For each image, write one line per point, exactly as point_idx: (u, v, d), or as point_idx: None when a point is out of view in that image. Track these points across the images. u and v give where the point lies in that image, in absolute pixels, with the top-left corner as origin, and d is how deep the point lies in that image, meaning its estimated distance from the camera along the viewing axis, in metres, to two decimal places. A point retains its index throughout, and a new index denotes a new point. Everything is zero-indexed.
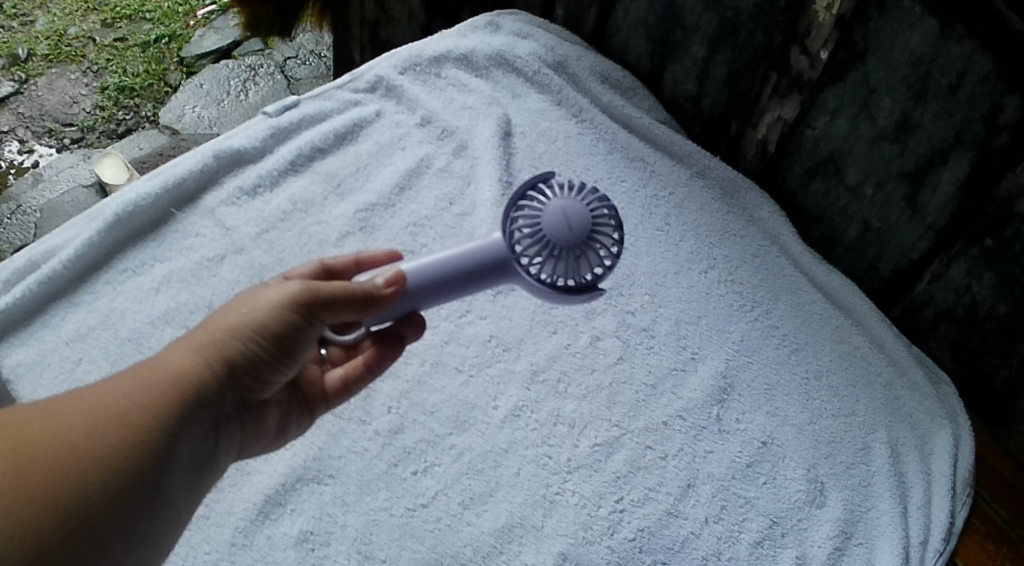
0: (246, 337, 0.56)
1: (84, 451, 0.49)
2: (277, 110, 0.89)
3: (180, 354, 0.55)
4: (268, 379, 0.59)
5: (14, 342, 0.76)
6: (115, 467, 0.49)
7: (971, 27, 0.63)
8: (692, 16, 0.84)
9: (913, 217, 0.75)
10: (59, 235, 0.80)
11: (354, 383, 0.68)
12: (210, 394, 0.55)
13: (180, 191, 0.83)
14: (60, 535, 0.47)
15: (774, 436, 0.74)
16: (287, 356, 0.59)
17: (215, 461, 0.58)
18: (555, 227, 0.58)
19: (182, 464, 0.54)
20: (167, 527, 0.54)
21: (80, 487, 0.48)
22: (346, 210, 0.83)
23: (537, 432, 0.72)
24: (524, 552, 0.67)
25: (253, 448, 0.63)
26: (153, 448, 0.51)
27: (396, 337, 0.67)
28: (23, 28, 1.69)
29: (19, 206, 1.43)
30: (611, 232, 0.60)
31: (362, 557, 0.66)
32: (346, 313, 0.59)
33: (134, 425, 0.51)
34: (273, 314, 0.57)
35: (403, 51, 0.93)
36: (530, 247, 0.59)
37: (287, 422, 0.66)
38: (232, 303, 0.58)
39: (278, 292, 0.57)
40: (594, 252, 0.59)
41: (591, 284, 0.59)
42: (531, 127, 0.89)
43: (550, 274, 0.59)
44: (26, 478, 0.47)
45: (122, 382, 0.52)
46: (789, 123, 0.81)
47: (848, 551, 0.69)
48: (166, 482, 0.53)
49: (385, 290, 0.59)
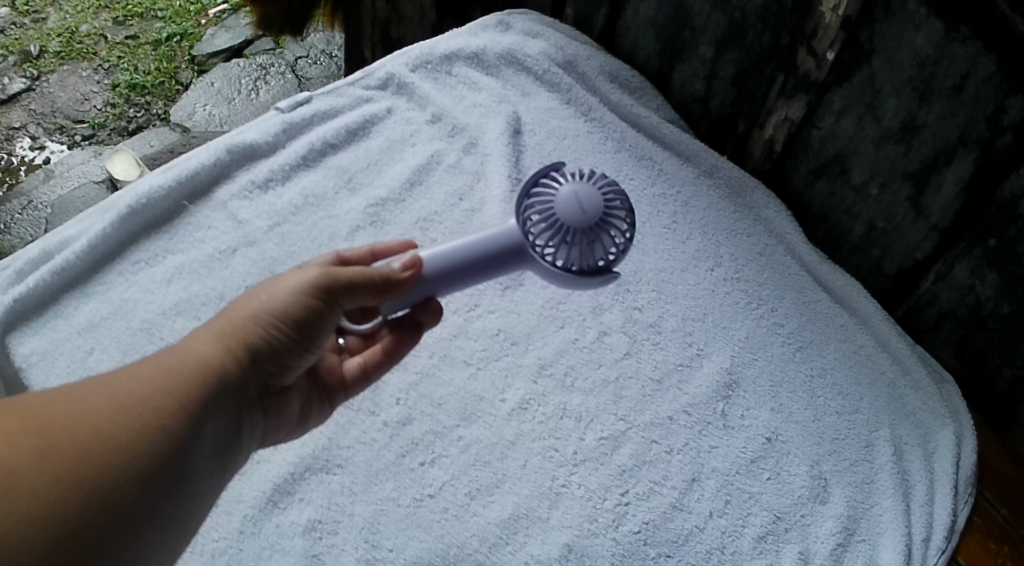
0: (268, 323, 0.57)
1: (107, 433, 0.50)
2: (289, 106, 0.90)
3: (202, 340, 0.56)
4: (290, 365, 0.60)
5: (26, 331, 0.77)
6: (139, 449, 0.51)
7: (975, 28, 0.64)
8: (700, 17, 0.85)
9: (917, 217, 0.76)
10: (72, 227, 0.81)
11: (373, 371, 0.69)
12: (233, 379, 0.56)
13: (192, 184, 0.84)
14: (85, 514, 0.48)
15: (778, 432, 0.75)
16: (309, 341, 0.60)
17: (238, 446, 0.59)
18: (568, 212, 0.60)
19: (206, 447, 0.55)
20: (190, 509, 0.55)
21: (105, 469, 0.49)
22: (357, 204, 0.85)
23: (544, 425, 0.73)
24: (529, 543, 0.67)
25: (276, 434, 0.65)
26: (176, 432, 0.52)
27: (414, 325, 0.68)
28: (35, 25, 1.72)
29: (30, 202, 1.45)
30: (623, 215, 0.62)
31: (370, 546, 0.67)
32: (364, 298, 0.60)
33: (157, 408, 0.52)
34: (294, 300, 0.58)
35: (414, 50, 0.94)
36: (544, 233, 0.61)
37: (309, 409, 0.67)
38: (253, 290, 0.59)
39: (297, 277, 0.58)
40: (607, 235, 0.61)
41: (605, 266, 0.61)
42: (540, 125, 0.90)
43: (565, 258, 0.61)
44: (51, 460, 0.48)
45: (145, 368, 0.54)
46: (796, 123, 0.82)
47: (850, 547, 0.70)
48: (190, 466, 0.54)
49: (402, 273, 0.60)
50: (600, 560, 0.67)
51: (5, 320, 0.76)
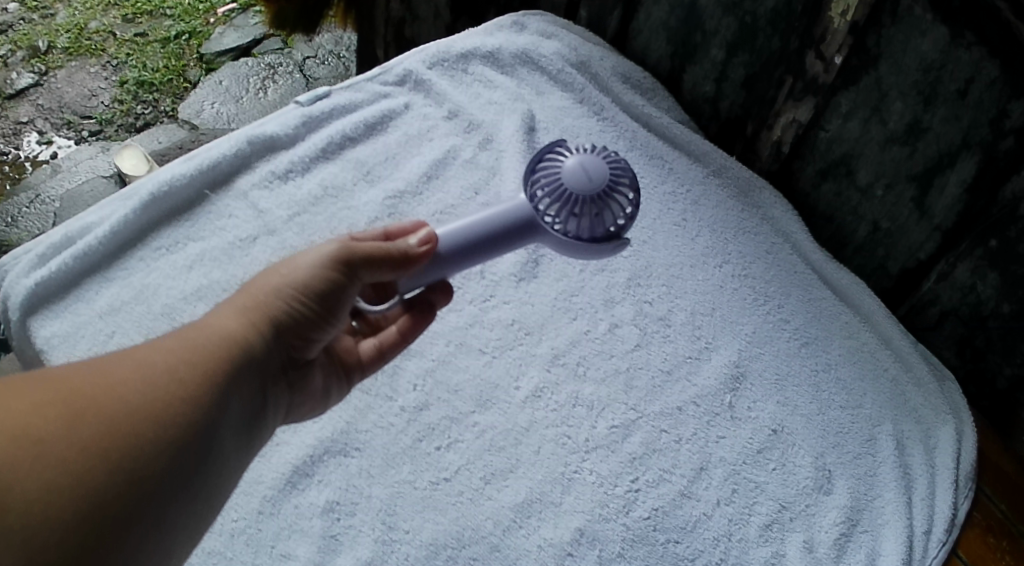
0: (290, 297, 0.60)
1: (135, 405, 0.52)
2: (309, 100, 0.92)
3: (225, 317, 0.59)
4: (311, 339, 0.63)
5: (48, 314, 0.78)
6: (167, 421, 0.52)
7: (980, 35, 0.66)
8: (712, 20, 0.87)
9: (921, 217, 0.78)
10: (94, 213, 0.83)
11: (388, 350, 0.71)
12: (257, 353, 0.59)
13: (213, 173, 0.86)
14: (115, 485, 0.49)
15: (784, 425, 0.77)
16: (330, 314, 0.62)
17: (262, 421, 0.61)
18: (575, 183, 0.63)
19: (231, 421, 0.56)
20: (216, 482, 0.56)
21: (134, 439, 0.51)
22: (375, 197, 0.87)
23: (557, 413, 0.75)
24: (542, 526, 0.69)
25: (299, 409, 0.66)
26: (202, 404, 0.54)
27: (426, 304, 0.70)
28: (44, 20, 1.73)
29: (38, 196, 1.46)
30: (627, 183, 0.64)
31: (386, 527, 0.68)
32: (381, 273, 0.63)
33: (183, 380, 0.54)
34: (314, 274, 0.61)
35: (432, 47, 0.97)
36: (552, 205, 0.63)
37: (330, 386, 0.68)
38: (272, 268, 0.62)
39: (316, 252, 0.61)
40: (615, 203, 0.63)
41: (616, 233, 0.63)
42: (554, 123, 0.92)
43: (575, 229, 0.63)
44: (79, 430, 0.49)
45: (169, 343, 0.56)
46: (803, 124, 0.84)
47: (854, 537, 0.72)
48: (217, 438, 0.55)
49: (419, 249, 0.62)
50: (610, 544, 0.69)
51: (28, 301, 0.78)
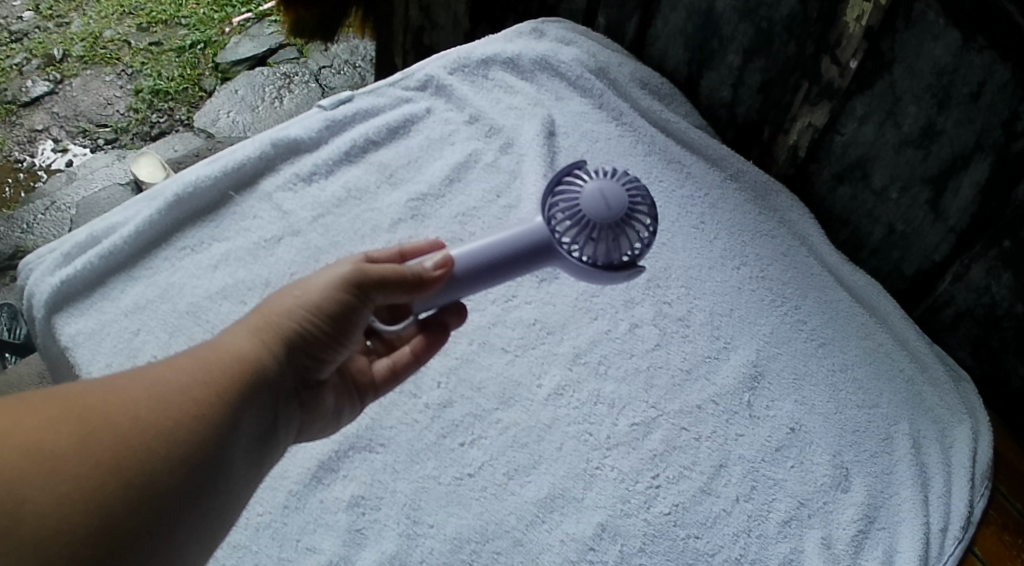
0: (304, 318, 0.61)
1: (148, 423, 0.53)
2: (333, 104, 0.94)
3: (238, 336, 0.60)
4: (324, 359, 0.63)
5: (72, 311, 0.80)
6: (180, 440, 0.53)
7: (992, 38, 0.68)
8: (728, 26, 0.89)
9: (935, 220, 0.79)
10: (120, 214, 0.85)
11: (401, 370, 0.71)
12: (270, 375, 0.59)
13: (237, 176, 0.88)
14: (126, 502, 0.50)
15: (802, 423, 0.78)
16: (343, 335, 0.63)
17: (274, 441, 0.61)
18: (594, 208, 0.64)
19: (243, 439, 0.57)
20: (228, 500, 0.57)
21: (146, 457, 0.52)
22: (398, 199, 0.88)
23: (579, 411, 0.76)
24: (565, 521, 0.70)
25: (312, 430, 0.66)
26: (215, 422, 0.55)
27: (441, 325, 0.71)
28: (59, 29, 1.76)
29: (53, 203, 1.49)
30: (645, 210, 0.65)
31: (411, 522, 0.69)
32: (395, 295, 0.64)
33: (196, 399, 0.55)
34: (327, 296, 0.62)
35: (453, 54, 0.99)
36: (569, 229, 0.65)
37: (342, 406, 0.69)
38: (286, 288, 0.63)
39: (330, 273, 0.62)
40: (632, 230, 0.64)
41: (630, 261, 0.64)
42: (574, 128, 0.94)
43: (591, 254, 0.64)
44: (92, 447, 0.50)
45: (184, 362, 0.57)
46: (819, 129, 0.86)
47: (871, 534, 0.72)
48: (229, 457, 0.56)
49: (434, 272, 0.64)
50: (632, 539, 0.69)
51: (53, 300, 0.79)
